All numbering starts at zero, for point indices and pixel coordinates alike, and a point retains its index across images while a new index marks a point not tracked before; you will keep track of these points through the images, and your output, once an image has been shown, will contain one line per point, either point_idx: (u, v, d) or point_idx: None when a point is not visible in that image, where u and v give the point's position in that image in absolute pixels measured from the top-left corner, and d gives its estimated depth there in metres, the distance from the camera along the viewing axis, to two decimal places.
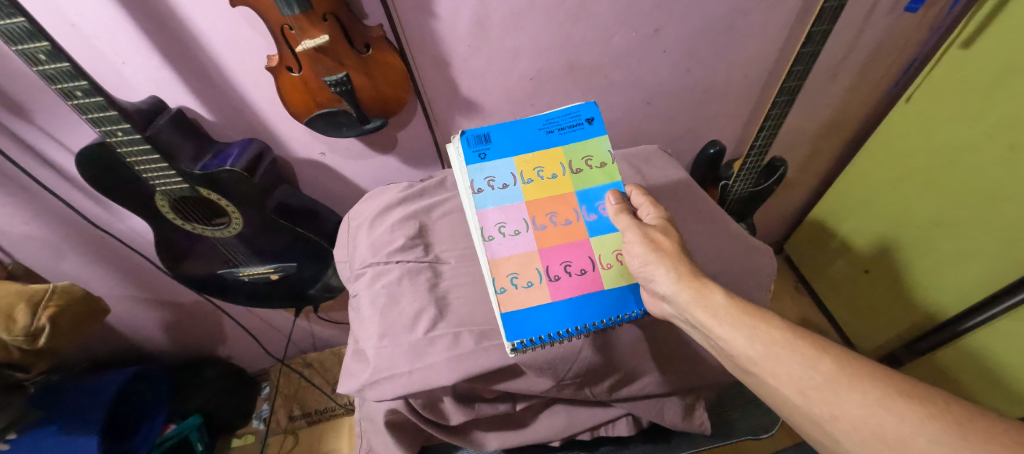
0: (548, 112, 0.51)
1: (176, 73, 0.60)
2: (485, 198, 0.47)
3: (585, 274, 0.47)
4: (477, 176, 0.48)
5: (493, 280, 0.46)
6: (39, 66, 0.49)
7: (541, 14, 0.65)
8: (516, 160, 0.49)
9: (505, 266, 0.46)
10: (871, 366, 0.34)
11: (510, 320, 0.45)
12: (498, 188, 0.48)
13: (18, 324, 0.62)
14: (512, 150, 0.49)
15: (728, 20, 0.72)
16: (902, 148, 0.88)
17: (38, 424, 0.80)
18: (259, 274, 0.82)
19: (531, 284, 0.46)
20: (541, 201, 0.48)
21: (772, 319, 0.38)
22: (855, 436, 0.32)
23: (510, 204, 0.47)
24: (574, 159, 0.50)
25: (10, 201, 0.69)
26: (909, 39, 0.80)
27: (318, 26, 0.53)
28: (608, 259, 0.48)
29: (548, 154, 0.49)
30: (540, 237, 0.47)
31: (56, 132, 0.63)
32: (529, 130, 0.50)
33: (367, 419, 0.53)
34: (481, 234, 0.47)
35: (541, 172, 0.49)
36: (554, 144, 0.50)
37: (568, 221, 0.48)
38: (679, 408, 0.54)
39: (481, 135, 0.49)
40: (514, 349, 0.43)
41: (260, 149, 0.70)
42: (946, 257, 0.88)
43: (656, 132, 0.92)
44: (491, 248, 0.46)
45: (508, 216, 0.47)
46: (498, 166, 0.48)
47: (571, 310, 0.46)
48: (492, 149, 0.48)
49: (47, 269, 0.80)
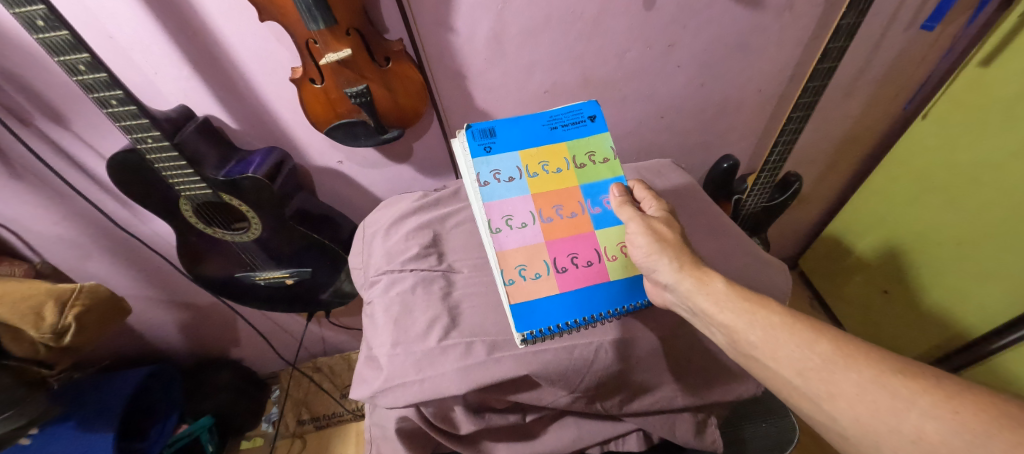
0: (551, 109, 0.52)
1: (204, 83, 0.63)
2: (491, 191, 0.47)
3: (591, 266, 0.48)
4: (483, 169, 0.48)
5: (501, 272, 0.46)
6: (78, 75, 0.52)
7: (556, 29, 0.67)
8: (521, 154, 0.49)
9: (513, 258, 0.46)
10: (864, 346, 0.35)
11: (519, 311, 0.45)
12: (504, 181, 0.48)
13: (46, 322, 0.64)
14: (517, 144, 0.49)
15: (742, 36, 0.73)
16: (923, 165, 0.87)
17: (58, 420, 0.82)
18: (274, 279, 0.84)
19: (538, 275, 0.46)
20: (547, 194, 0.49)
21: (771, 304, 0.39)
22: (852, 414, 0.33)
23: (517, 198, 0.48)
24: (578, 154, 0.51)
25: (42, 203, 0.71)
26: (928, 55, 0.79)
27: (341, 40, 0.55)
28: (613, 251, 0.49)
29: (553, 149, 0.50)
30: (547, 229, 0.48)
31: (89, 138, 0.66)
32: (534, 126, 0.51)
33: (377, 426, 0.53)
34: (487, 226, 0.47)
35: (546, 166, 0.50)
36: (559, 139, 0.51)
37: (574, 214, 0.49)
38: (691, 425, 0.52)
39: (485, 129, 0.49)
40: (525, 339, 0.44)
41: (281, 157, 0.72)
42: (968, 276, 0.86)
43: (670, 146, 0.92)
44: (498, 240, 0.46)
45: (515, 208, 0.48)
46: (504, 160, 0.48)
47: (579, 301, 0.47)
48: (497, 143, 0.49)
49: (73, 269, 0.83)
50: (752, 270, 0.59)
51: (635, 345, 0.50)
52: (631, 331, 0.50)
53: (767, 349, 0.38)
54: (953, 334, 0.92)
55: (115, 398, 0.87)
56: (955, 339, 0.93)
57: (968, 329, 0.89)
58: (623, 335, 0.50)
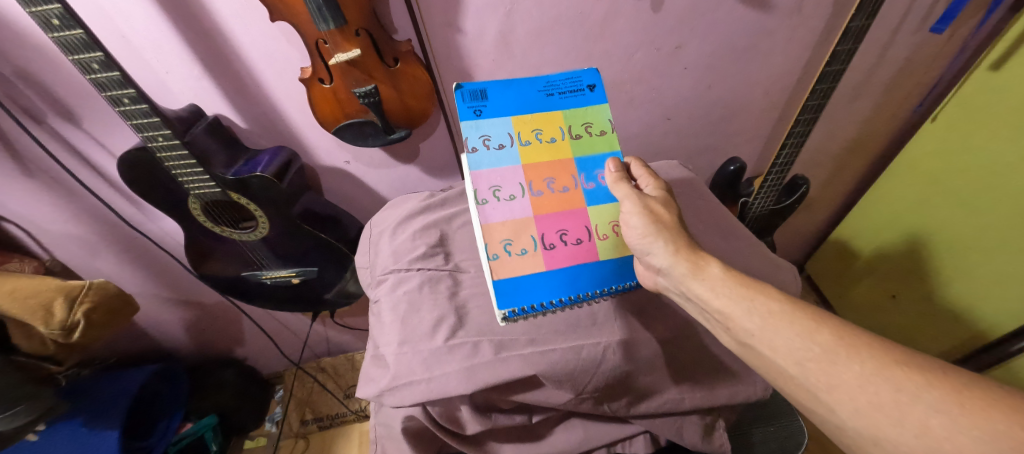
0: (549, 75, 0.51)
1: (214, 83, 0.63)
2: (479, 158, 0.47)
3: (580, 244, 0.49)
4: (473, 133, 0.47)
5: (485, 247, 0.46)
6: (92, 74, 0.52)
7: (564, 30, 0.67)
8: (514, 119, 0.49)
9: (500, 231, 0.46)
10: (868, 337, 0.35)
11: (503, 287, 0.45)
12: (494, 148, 0.48)
13: (55, 318, 0.64)
14: (509, 109, 0.49)
15: (750, 39, 0.73)
16: (933, 168, 0.86)
17: (65, 416, 0.82)
18: (281, 278, 0.84)
19: (525, 251, 0.46)
20: (539, 166, 0.49)
21: (770, 291, 0.39)
22: (852, 406, 0.33)
23: (507, 167, 0.48)
24: (573, 124, 0.50)
25: (52, 200, 0.72)
26: (938, 58, 0.79)
27: (351, 40, 0.56)
28: (604, 230, 0.50)
29: (548, 117, 0.50)
30: (536, 201, 0.48)
31: (100, 136, 0.67)
32: (529, 91, 0.50)
33: (383, 425, 0.52)
34: (475, 197, 0.47)
35: (539, 134, 0.49)
36: (555, 107, 0.50)
37: (566, 188, 0.49)
38: (699, 428, 0.51)
39: (477, 90, 0.48)
40: (506, 317, 0.44)
41: (289, 156, 0.72)
42: (980, 282, 0.85)
43: (677, 148, 0.92)
44: (485, 212, 0.46)
45: (504, 179, 0.47)
46: (495, 125, 0.48)
47: (567, 278, 0.47)
48: (488, 107, 0.48)
49: (82, 266, 0.84)
50: (761, 270, 0.58)
51: (643, 347, 0.49)
52: (637, 333, 0.50)
53: (765, 337, 0.38)
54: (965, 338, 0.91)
55: (120, 396, 0.87)
56: (966, 344, 0.91)
57: (979, 334, 0.88)
58: (630, 336, 0.49)
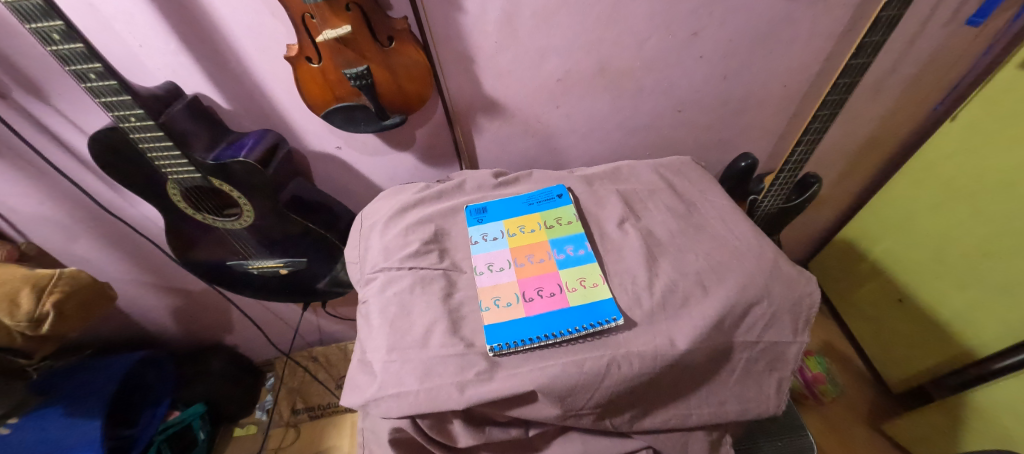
0: (528, 193, 0.62)
1: (193, 59, 0.58)
2: (479, 247, 0.55)
3: (554, 296, 0.49)
4: (475, 233, 0.57)
5: (479, 302, 0.50)
6: (53, 45, 0.47)
7: (572, 11, 0.62)
8: (504, 222, 0.58)
9: (490, 290, 0.50)
10: None
11: (493, 329, 0.47)
12: (490, 240, 0.56)
13: (21, 310, 0.61)
14: (502, 215, 0.59)
15: (771, 27, 0.68)
16: (954, 171, 0.82)
17: (39, 408, 0.79)
18: (268, 268, 0.80)
19: (509, 304, 0.49)
20: (521, 247, 0.55)
21: None
22: None
23: (496, 251, 0.55)
24: (548, 219, 0.58)
25: (23, 182, 0.68)
26: (968, 53, 0.74)
27: (340, 15, 0.50)
28: (574, 283, 0.50)
29: (529, 217, 0.58)
30: (519, 272, 0.52)
31: (71, 114, 0.62)
32: (518, 204, 0.61)
33: (369, 431, 0.48)
34: (471, 270, 0.53)
35: (523, 228, 0.57)
36: (534, 211, 0.59)
37: (542, 259, 0.53)
38: (705, 445, 0.47)
39: (479, 207, 0.60)
40: (493, 350, 0.44)
41: (276, 140, 0.68)
42: (991, 293, 0.81)
43: (687, 142, 0.87)
44: (477, 280, 0.52)
45: (495, 257, 0.54)
46: (490, 227, 0.57)
47: (547, 321, 0.47)
48: (487, 216, 0.59)
49: (59, 250, 0.80)
50: None
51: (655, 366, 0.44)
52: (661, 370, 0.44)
53: None
54: (963, 350, 0.89)
55: (101, 386, 0.85)
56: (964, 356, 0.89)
57: (977, 347, 0.86)
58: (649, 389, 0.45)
